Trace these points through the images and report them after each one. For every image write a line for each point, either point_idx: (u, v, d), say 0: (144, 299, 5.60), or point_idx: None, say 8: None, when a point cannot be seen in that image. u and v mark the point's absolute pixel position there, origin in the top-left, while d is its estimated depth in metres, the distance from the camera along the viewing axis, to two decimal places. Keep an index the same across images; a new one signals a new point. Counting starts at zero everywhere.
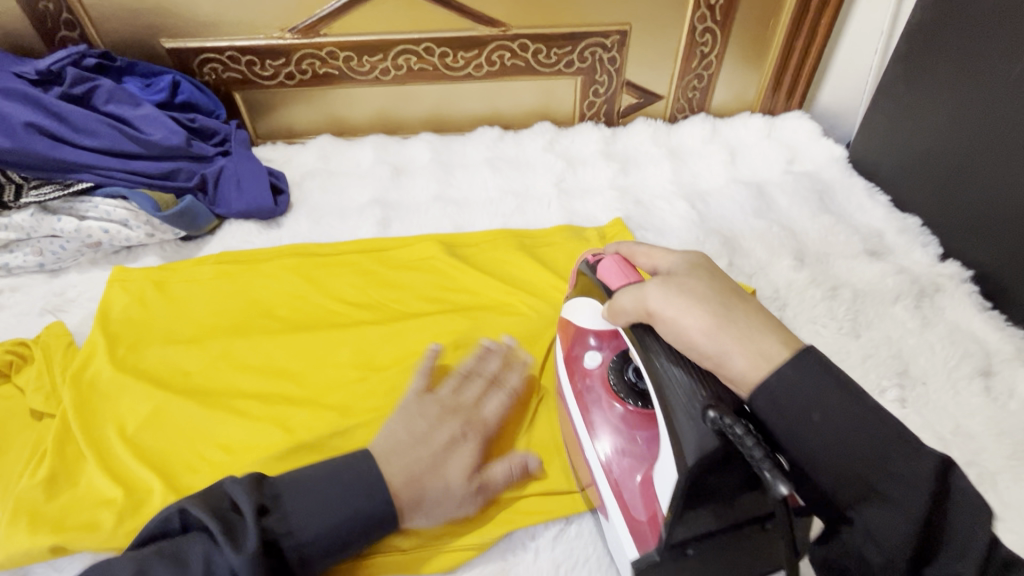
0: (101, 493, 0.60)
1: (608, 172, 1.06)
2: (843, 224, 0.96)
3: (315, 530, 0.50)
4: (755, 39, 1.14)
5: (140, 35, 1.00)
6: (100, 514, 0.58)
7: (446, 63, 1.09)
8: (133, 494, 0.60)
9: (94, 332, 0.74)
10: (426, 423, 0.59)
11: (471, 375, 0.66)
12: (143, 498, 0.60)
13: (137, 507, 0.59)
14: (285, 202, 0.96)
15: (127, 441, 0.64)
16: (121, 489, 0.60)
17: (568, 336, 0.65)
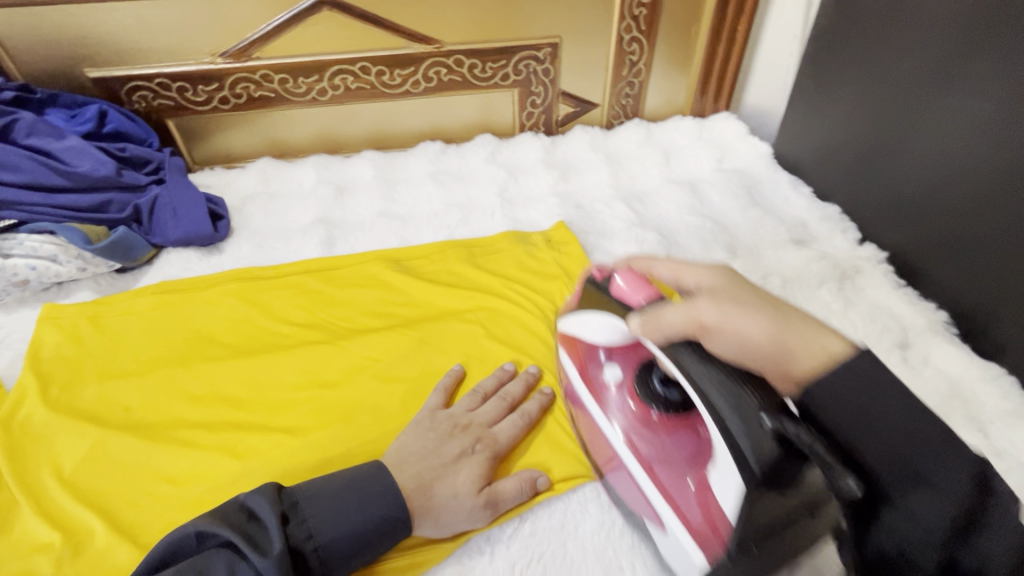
0: (36, 539, 0.58)
1: (548, 179, 1.09)
2: (770, 216, 1.02)
3: (335, 530, 0.52)
4: (679, 47, 1.21)
5: (63, 65, 0.97)
6: (35, 561, 0.56)
7: (382, 81, 1.10)
8: (72, 537, 0.58)
9: (24, 374, 0.72)
10: (436, 436, 0.61)
11: (488, 396, 0.68)
12: (82, 540, 0.58)
13: (77, 549, 0.57)
14: (226, 227, 0.95)
15: (65, 485, 0.62)
16: (58, 533, 0.58)
17: (578, 351, 0.64)
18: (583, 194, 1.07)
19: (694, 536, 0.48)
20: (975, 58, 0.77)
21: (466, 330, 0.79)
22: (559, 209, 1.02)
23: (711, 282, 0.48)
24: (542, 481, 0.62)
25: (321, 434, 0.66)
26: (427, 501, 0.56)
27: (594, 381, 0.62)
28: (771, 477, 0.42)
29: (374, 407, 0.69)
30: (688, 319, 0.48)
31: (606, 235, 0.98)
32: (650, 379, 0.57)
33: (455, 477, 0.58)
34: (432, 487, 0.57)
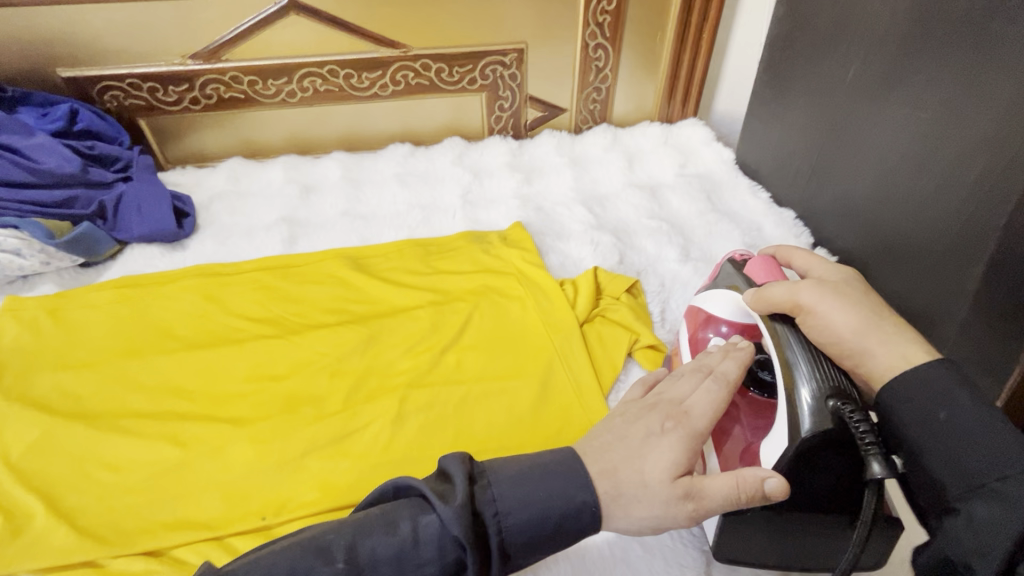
0: None
1: (512, 182, 1.11)
2: (725, 220, 1.04)
3: None
4: (645, 54, 1.23)
5: (34, 65, 1.00)
6: None
7: (351, 84, 1.12)
8: (13, 519, 0.60)
9: None
10: None
11: None
12: (24, 522, 0.60)
13: (17, 531, 0.59)
14: (191, 224, 0.97)
15: (11, 470, 0.64)
16: (1, 515, 0.60)
17: (697, 324, 0.72)
18: (545, 197, 1.09)
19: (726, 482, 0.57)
20: (907, 68, 0.79)
21: (414, 326, 0.81)
22: (520, 211, 1.04)
23: (870, 329, 0.51)
24: (774, 485, 0.45)
25: (262, 425, 0.69)
26: (614, 488, 0.47)
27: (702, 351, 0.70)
28: (807, 460, 0.50)
29: (316, 401, 0.72)
30: (790, 296, 0.56)
31: (564, 236, 1.00)
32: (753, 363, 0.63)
33: (642, 460, 0.48)
34: (618, 473, 0.47)
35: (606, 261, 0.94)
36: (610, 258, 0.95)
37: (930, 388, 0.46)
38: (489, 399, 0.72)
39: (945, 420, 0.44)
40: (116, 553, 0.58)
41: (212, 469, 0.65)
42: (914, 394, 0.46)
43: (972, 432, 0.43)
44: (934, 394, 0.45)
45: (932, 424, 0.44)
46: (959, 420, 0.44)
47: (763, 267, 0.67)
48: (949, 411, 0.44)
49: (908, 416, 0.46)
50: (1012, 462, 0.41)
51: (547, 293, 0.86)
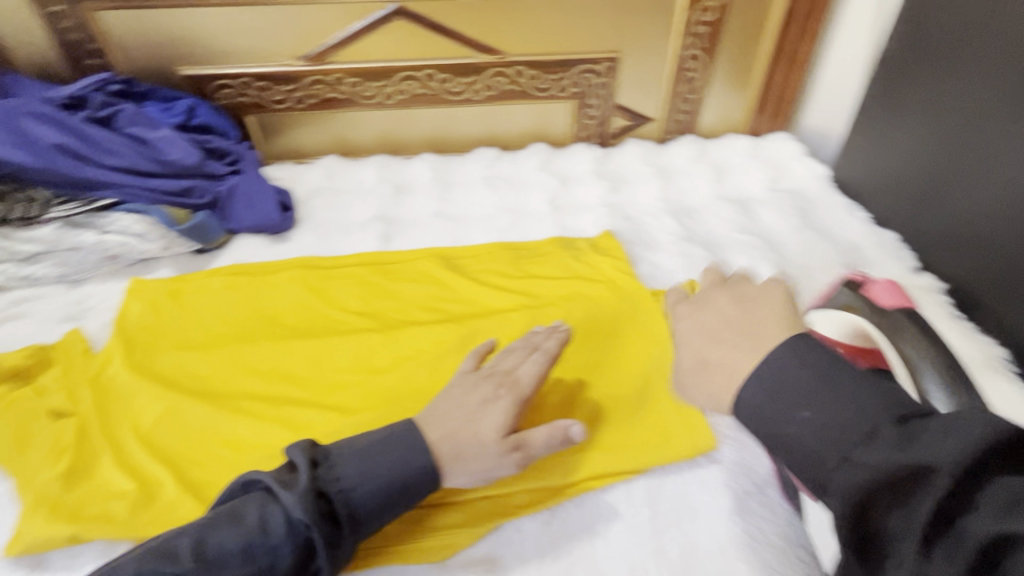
0: (115, 486, 0.64)
1: (599, 190, 1.11)
2: (823, 238, 1.01)
3: (357, 478, 0.55)
4: (739, 66, 1.21)
5: (160, 62, 1.07)
6: (113, 504, 0.62)
7: (446, 88, 1.15)
8: (144, 487, 0.64)
9: (112, 338, 0.79)
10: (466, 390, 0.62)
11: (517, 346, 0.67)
12: (154, 491, 0.64)
13: (148, 498, 0.63)
14: (292, 218, 1.01)
15: (140, 441, 0.68)
16: (134, 482, 0.64)
17: None
18: (632, 206, 1.09)
19: None
20: None
21: (508, 327, 0.81)
22: (608, 219, 1.04)
23: None
24: (577, 432, 0.60)
25: (365, 415, 0.71)
26: (451, 450, 0.57)
27: None
28: None
29: (417, 394, 0.73)
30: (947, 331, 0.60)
31: (653, 247, 0.99)
32: None
33: (477, 423, 0.59)
34: (456, 436, 0.58)
35: (698, 274, 0.93)
36: (703, 271, 0.94)
37: (782, 383, 0.43)
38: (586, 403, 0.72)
39: (797, 416, 0.42)
40: None
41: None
42: (780, 381, 0.44)
43: (833, 413, 0.40)
44: (801, 390, 0.42)
45: (790, 420, 0.42)
46: (796, 416, 0.42)
47: (887, 290, 0.68)
48: (803, 401, 0.42)
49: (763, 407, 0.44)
50: (864, 445, 0.38)
51: (641, 303, 0.85)
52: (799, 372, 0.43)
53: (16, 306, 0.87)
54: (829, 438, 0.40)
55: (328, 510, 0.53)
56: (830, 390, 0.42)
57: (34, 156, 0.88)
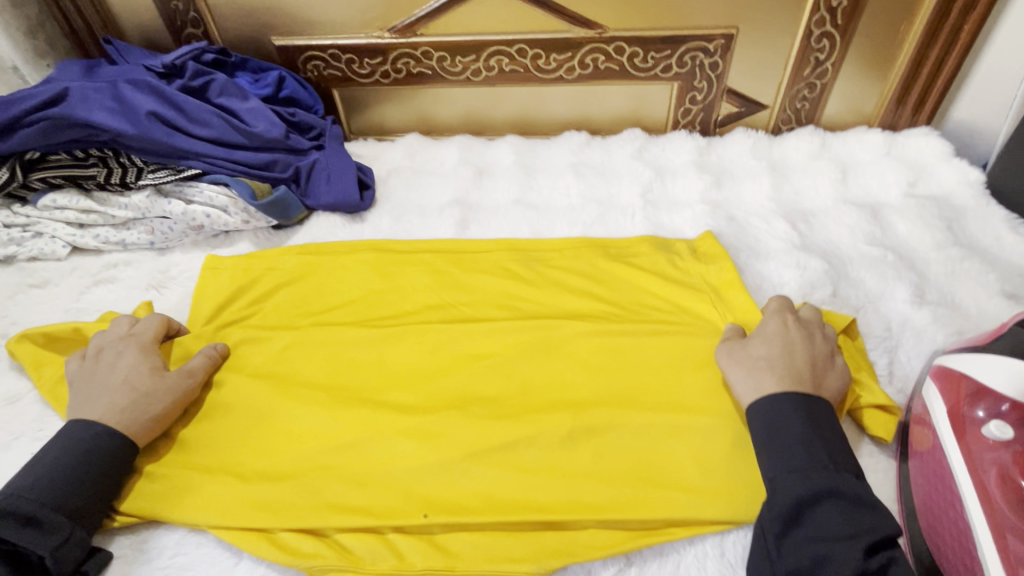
0: (184, 466, 0.64)
1: (699, 184, 0.99)
2: (975, 258, 0.84)
3: (29, 482, 0.56)
4: (880, 47, 1.03)
5: (254, 33, 1.06)
6: (178, 486, 0.62)
7: (538, 65, 1.07)
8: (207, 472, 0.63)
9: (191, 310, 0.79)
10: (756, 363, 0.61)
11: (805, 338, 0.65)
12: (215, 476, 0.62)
13: (208, 484, 0.62)
14: (370, 198, 0.98)
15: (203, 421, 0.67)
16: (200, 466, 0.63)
17: (959, 393, 0.58)
18: (737, 205, 0.97)
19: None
20: None
21: (589, 332, 0.73)
22: (708, 219, 0.92)
23: None
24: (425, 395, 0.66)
25: (424, 419, 0.65)
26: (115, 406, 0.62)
27: (966, 426, 0.56)
28: None
29: (484, 402, 0.67)
30: None
31: (761, 255, 0.86)
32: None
33: (113, 375, 0.65)
34: (114, 392, 0.64)
35: (814, 292, 0.80)
36: (821, 287, 0.80)
37: (773, 409, 0.57)
38: (670, 430, 0.63)
39: (781, 426, 0.55)
40: (284, 526, 0.58)
41: (374, 455, 0.63)
42: (787, 411, 0.56)
43: (790, 432, 0.55)
44: (790, 412, 0.56)
45: (782, 428, 0.55)
46: (782, 427, 0.55)
47: None
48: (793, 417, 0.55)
49: (770, 422, 0.56)
50: (832, 471, 0.52)
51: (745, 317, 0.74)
52: (802, 415, 0.55)
53: (108, 270, 0.89)
54: (795, 453, 0.53)
55: (22, 521, 0.54)
56: (814, 428, 0.55)
57: (131, 124, 0.89)
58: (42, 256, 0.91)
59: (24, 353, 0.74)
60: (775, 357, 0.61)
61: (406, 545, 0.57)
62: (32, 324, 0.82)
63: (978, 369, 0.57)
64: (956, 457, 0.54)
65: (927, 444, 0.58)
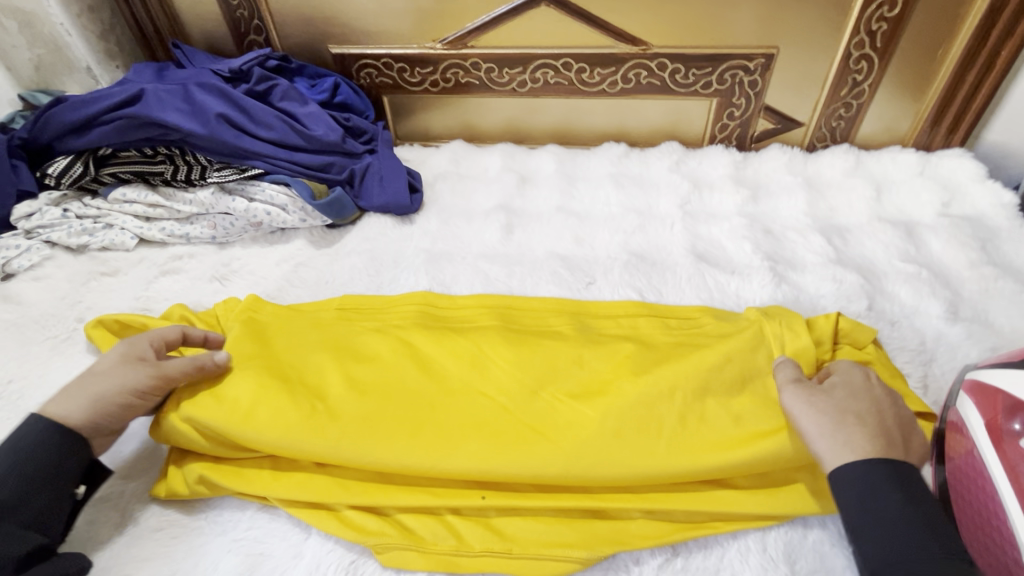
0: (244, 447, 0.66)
1: (736, 198, 1.02)
2: (1009, 278, 0.86)
3: None
4: (917, 71, 1.06)
5: (312, 40, 1.11)
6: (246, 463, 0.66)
7: (582, 79, 1.11)
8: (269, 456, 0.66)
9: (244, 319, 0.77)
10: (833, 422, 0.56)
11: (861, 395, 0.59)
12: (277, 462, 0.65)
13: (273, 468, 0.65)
14: (419, 200, 1.02)
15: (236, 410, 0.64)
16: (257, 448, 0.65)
17: (995, 406, 0.60)
18: (773, 219, 1.00)
19: None
20: None
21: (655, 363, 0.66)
22: (746, 231, 0.95)
23: None
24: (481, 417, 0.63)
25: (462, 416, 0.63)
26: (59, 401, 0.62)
27: (1002, 439, 0.57)
28: None
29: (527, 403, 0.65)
30: None
31: (797, 268, 0.89)
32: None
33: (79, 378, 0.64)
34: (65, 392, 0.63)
35: (850, 305, 0.83)
36: (857, 301, 0.83)
37: (856, 481, 0.52)
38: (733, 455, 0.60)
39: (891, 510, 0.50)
40: (349, 504, 0.63)
41: (418, 443, 0.61)
42: (861, 479, 0.52)
43: (900, 511, 0.49)
44: (871, 484, 0.51)
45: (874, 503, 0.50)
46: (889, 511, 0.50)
47: None
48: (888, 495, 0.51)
49: (852, 495, 0.52)
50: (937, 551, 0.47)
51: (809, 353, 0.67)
52: (889, 486, 0.51)
53: (173, 261, 0.94)
54: (906, 537, 0.48)
55: None
56: (914, 505, 0.50)
57: (202, 125, 0.95)
58: (112, 246, 0.96)
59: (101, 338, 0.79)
60: (863, 412, 0.56)
61: (464, 527, 0.61)
62: (104, 310, 0.87)
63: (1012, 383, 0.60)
64: (995, 467, 0.57)
65: (964, 452, 0.61)
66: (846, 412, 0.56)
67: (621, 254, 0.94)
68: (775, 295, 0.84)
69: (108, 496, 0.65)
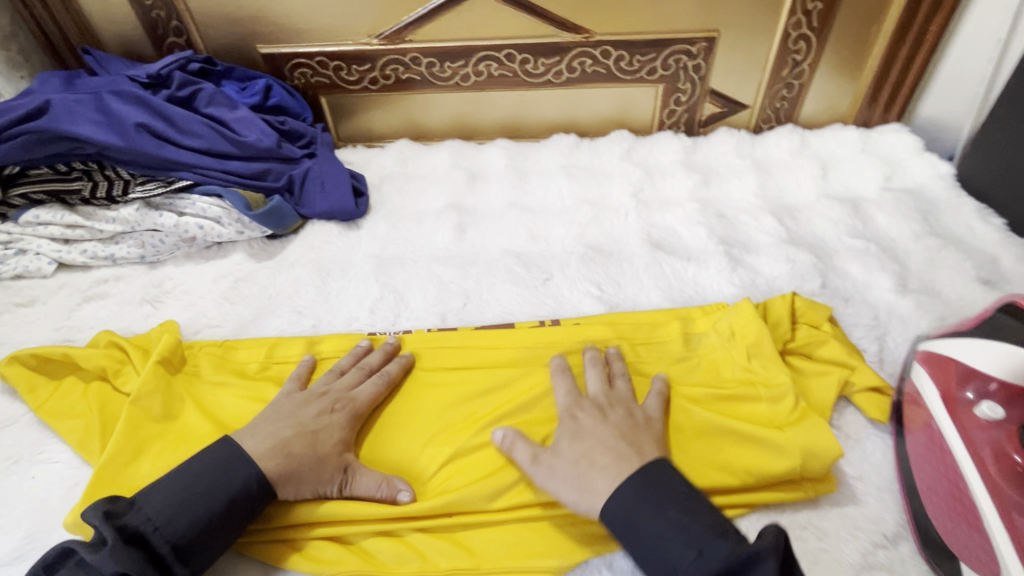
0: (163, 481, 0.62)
1: (688, 183, 1.02)
2: (952, 247, 0.88)
3: (170, 514, 0.53)
4: (854, 48, 1.08)
5: (238, 41, 1.05)
6: None
7: (526, 70, 1.08)
8: None
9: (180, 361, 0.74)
10: (601, 460, 0.56)
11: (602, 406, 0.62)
12: None
13: None
14: (365, 204, 0.98)
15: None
16: None
17: (947, 374, 0.60)
18: (725, 202, 1.00)
19: None
20: None
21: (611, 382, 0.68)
22: (699, 217, 0.95)
23: None
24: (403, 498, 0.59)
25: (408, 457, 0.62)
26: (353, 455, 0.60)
27: (960, 407, 0.57)
28: None
29: (486, 440, 0.63)
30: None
31: (751, 250, 0.90)
32: None
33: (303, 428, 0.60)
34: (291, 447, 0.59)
35: (805, 285, 0.83)
36: (811, 280, 0.83)
37: (629, 503, 0.52)
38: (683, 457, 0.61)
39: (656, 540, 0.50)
40: (306, 534, 0.59)
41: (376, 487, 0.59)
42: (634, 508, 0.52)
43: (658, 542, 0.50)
44: (647, 501, 0.52)
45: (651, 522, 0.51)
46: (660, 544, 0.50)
47: None
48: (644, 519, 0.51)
49: (613, 512, 0.52)
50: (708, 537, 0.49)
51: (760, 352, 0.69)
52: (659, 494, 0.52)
53: (98, 286, 0.87)
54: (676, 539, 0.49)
55: (147, 557, 0.50)
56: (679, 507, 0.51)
57: (119, 137, 0.87)
58: (28, 274, 0.88)
59: (16, 377, 0.71)
60: (593, 452, 0.56)
61: (429, 546, 0.58)
62: (22, 345, 0.79)
63: (964, 352, 0.59)
64: (953, 438, 0.56)
65: (923, 423, 0.60)
66: (580, 460, 0.56)
67: (577, 247, 0.91)
68: (732, 280, 0.84)
69: (37, 551, 0.59)
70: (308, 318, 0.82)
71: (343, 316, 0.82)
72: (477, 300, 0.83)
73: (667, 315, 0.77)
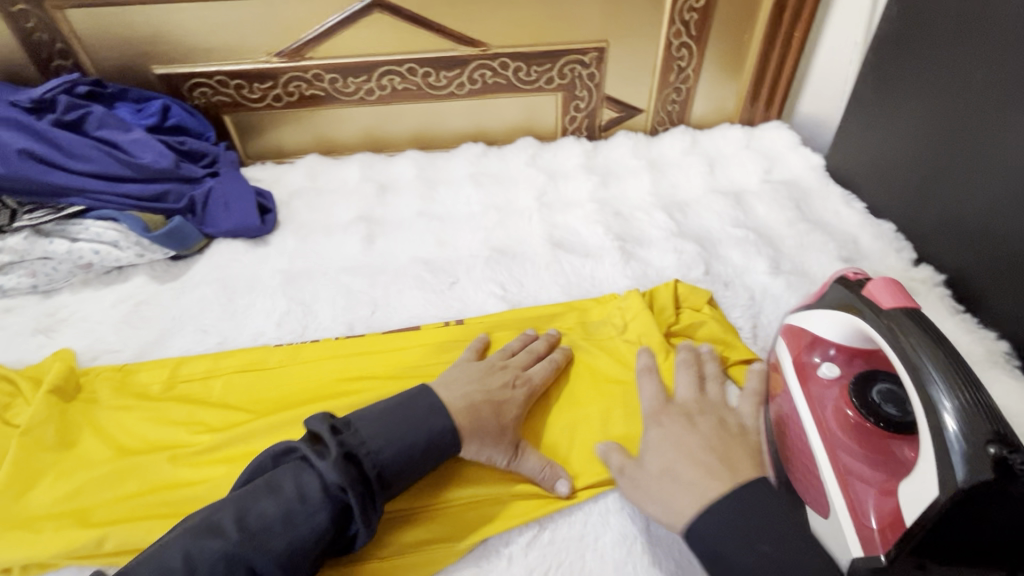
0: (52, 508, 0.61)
1: (587, 185, 1.08)
2: (819, 230, 0.98)
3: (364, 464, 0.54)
4: (731, 54, 1.18)
5: (131, 62, 1.03)
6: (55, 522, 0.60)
7: (429, 83, 1.12)
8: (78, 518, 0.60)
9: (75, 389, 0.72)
10: (687, 468, 0.55)
11: (693, 413, 0.62)
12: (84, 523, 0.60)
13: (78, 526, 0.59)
14: (272, 221, 0.98)
15: (78, 516, 0.60)
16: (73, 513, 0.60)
17: (799, 342, 0.68)
18: (622, 201, 1.06)
19: (860, 531, 0.53)
20: None
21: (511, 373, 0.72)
22: (597, 215, 1.01)
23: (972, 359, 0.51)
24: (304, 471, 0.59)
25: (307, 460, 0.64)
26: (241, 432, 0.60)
27: (808, 373, 0.65)
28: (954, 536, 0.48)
29: None
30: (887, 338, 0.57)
31: (644, 244, 0.96)
32: (868, 392, 0.62)
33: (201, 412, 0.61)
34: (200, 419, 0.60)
35: (690, 273, 0.90)
36: (695, 268, 0.91)
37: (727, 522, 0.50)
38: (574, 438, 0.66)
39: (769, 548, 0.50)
40: None
41: None
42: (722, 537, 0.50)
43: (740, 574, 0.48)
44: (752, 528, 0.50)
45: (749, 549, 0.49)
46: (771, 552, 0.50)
47: (887, 286, 0.58)
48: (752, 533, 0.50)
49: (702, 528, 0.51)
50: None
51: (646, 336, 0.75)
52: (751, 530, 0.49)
53: None
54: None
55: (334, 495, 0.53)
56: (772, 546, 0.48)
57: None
58: None
59: None
60: (677, 462, 0.56)
61: None
62: None
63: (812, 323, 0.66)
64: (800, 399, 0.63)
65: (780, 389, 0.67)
66: (662, 473, 0.56)
67: (483, 251, 0.95)
68: (625, 273, 0.90)
69: None
70: (213, 336, 0.82)
71: (249, 332, 0.82)
72: (385, 307, 0.86)
73: (564, 309, 0.82)
